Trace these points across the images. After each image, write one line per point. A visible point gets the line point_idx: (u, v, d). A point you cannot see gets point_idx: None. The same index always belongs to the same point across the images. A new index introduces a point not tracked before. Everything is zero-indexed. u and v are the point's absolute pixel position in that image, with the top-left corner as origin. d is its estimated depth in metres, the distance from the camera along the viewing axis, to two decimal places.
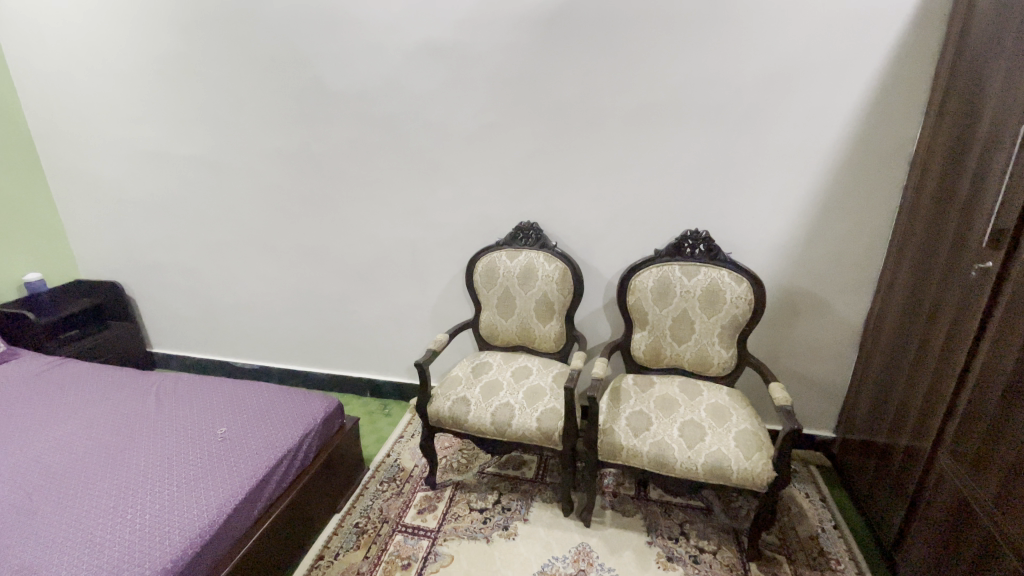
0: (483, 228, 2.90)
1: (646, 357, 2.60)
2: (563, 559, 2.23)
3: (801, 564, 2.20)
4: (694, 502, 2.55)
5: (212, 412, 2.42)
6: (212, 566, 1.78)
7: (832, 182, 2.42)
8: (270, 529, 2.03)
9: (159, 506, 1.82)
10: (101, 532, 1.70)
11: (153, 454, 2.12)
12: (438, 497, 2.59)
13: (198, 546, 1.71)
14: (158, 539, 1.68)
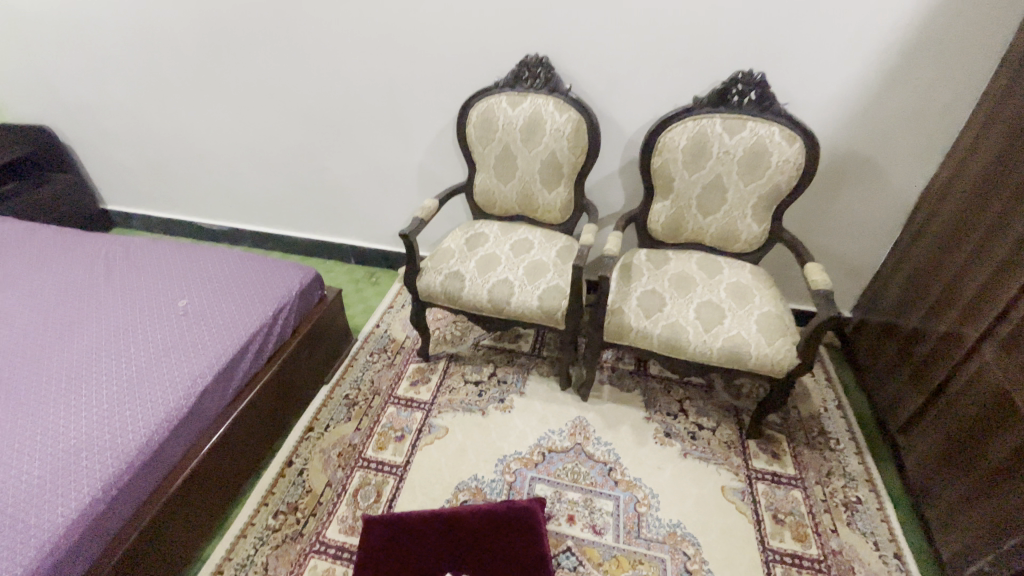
0: (477, 65, 2.32)
1: (664, 230, 2.28)
2: (560, 433, 2.17)
3: (800, 442, 2.18)
4: (696, 379, 2.44)
5: (172, 283, 2.14)
6: (186, 449, 1.65)
7: (938, 8, 1.83)
8: (250, 407, 1.88)
9: (115, 389, 1.63)
10: (52, 418, 1.52)
11: (105, 329, 1.87)
12: (432, 369, 2.48)
13: (163, 434, 1.55)
14: (116, 426, 1.51)
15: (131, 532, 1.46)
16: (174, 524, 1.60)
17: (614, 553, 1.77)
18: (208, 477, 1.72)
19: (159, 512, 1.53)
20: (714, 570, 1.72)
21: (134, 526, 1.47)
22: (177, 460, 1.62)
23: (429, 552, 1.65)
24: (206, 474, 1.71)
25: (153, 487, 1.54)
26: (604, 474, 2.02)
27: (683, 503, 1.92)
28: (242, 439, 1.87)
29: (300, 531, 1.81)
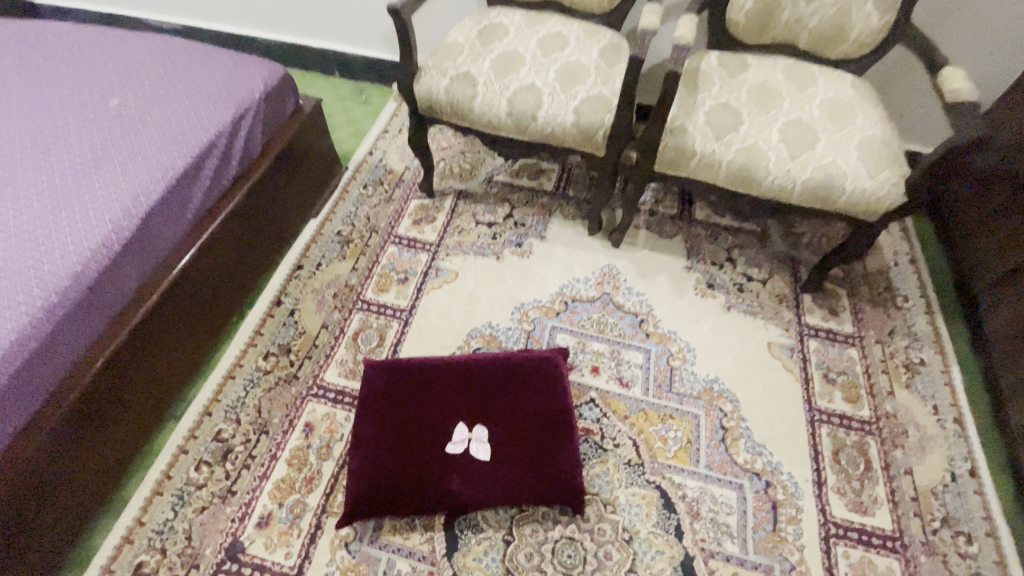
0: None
1: (746, 24, 1.70)
2: (585, 283, 1.86)
3: (863, 299, 1.89)
4: (748, 227, 2.06)
5: (94, 78, 1.64)
6: (139, 285, 1.36)
7: None
8: (215, 238, 1.55)
9: (29, 209, 1.27)
10: None
11: (11, 134, 1.45)
12: (437, 207, 2.09)
13: (99, 264, 1.23)
14: (40, 251, 1.20)
15: (86, 372, 1.24)
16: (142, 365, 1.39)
17: (642, 406, 1.56)
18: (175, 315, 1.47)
19: (115, 352, 1.29)
20: (753, 428, 1.54)
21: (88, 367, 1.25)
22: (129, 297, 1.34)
23: (436, 403, 1.44)
24: (172, 312, 1.45)
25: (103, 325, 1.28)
26: (634, 325, 1.75)
27: (724, 359, 1.69)
28: (212, 275, 1.57)
29: (294, 374, 1.62)
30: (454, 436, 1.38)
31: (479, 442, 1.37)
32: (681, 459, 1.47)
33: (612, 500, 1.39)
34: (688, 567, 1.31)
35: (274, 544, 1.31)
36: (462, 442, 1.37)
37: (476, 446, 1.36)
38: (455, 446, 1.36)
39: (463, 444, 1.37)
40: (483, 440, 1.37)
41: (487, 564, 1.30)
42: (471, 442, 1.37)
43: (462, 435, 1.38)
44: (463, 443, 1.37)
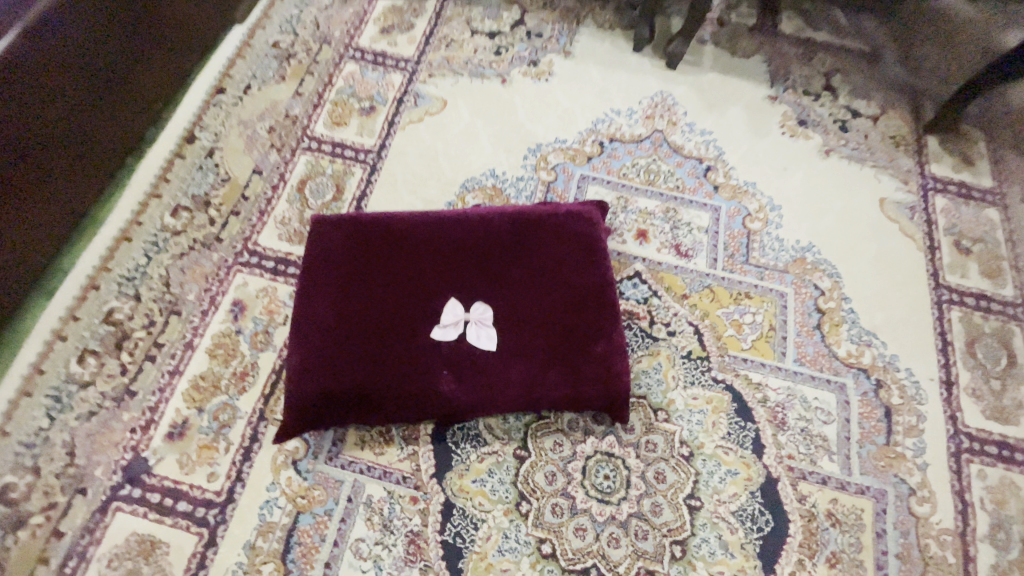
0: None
1: None
2: (629, 117, 1.30)
3: (1006, 144, 1.37)
4: (854, 44, 1.47)
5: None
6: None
7: None
8: (75, 24, 0.97)
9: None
10: None
11: None
12: (415, 11, 1.45)
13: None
14: None
15: None
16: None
17: (707, 283, 1.10)
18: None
19: None
20: (859, 311, 1.11)
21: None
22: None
23: (417, 268, 0.96)
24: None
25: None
26: (697, 176, 1.23)
27: (821, 219, 1.21)
28: (78, 85, 1.02)
29: (215, 236, 1.14)
30: (442, 319, 0.92)
31: (480, 325, 0.91)
32: (761, 351, 1.05)
33: (665, 406, 0.98)
34: (773, 492, 0.93)
35: (191, 463, 0.93)
36: (455, 327, 0.91)
37: (476, 333, 0.91)
38: (446, 333, 0.91)
39: (459, 330, 0.91)
40: (488, 323, 0.91)
41: (493, 489, 0.91)
42: (469, 327, 0.91)
43: (454, 317, 0.91)
44: (457, 328, 0.91)
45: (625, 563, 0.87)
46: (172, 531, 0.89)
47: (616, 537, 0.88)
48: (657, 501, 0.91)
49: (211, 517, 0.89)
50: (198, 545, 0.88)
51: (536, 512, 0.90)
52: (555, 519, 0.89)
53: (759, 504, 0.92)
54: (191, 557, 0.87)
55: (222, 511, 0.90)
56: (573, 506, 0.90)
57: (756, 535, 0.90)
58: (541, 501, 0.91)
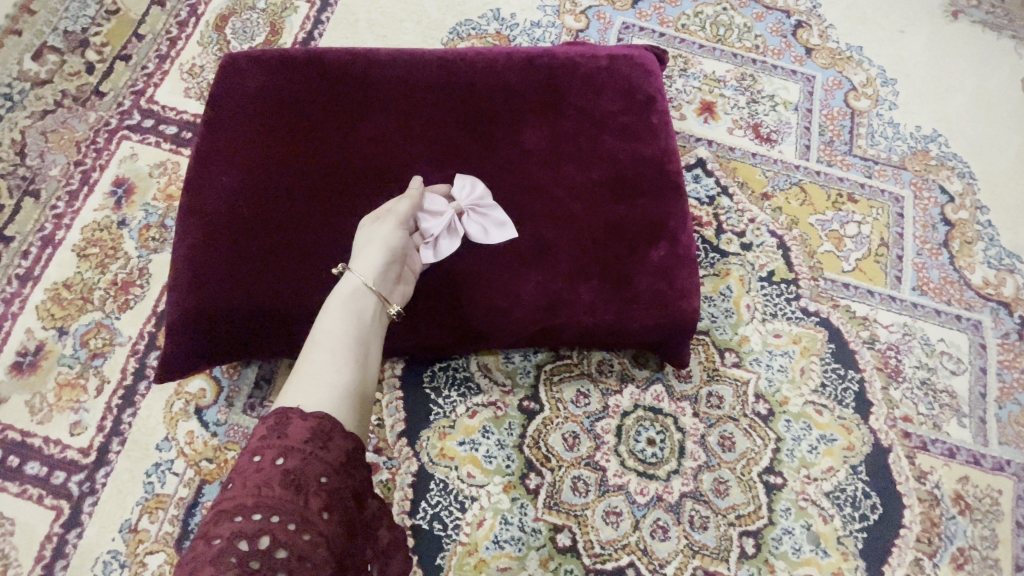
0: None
1: None
2: None
3: None
4: None
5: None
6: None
7: None
8: None
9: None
10: None
11: None
12: None
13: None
14: None
15: None
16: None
17: (797, 179, 0.79)
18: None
19: None
20: (998, 226, 0.80)
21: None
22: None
23: (379, 127, 0.62)
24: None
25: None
26: (784, 35, 0.88)
27: (947, 101, 0.88)
28: None
29: (94, 88, 0.78)
30: (424, 226, 0.59)
31: (486, 212, 0.59)
32: (868, 275, 0.74)
33: (736, 346, 0.69)
34: (882, 467, 0.66)
35: (46, 408, 0.64)
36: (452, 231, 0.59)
37: (482, 226, 0.59)
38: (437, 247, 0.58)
39: (457, 234, 0.59)
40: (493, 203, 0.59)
41: (488, 455, 0.63)
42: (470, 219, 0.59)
43: (434, 225, 0.58)
44: (453, 231, 0.59)
45: (675, 563, 0.61)
46: (15, 504, 0.61)
47: (663, 526, 0.62)
48: (722, 478, 0.64)
49: (74, 486, 0.61)
50: (55, 525, 0.60)
51: (550, 488, 0.62)
52: (577, 499, 0.62)
53: (863, 484, 0.65)
54: (43, 543, 0.60)
55: (91, 478, 0.61)
56: (603, 481, 0.63)
57: (859, 526, 0.64)
58: (557, 473, 0.63)
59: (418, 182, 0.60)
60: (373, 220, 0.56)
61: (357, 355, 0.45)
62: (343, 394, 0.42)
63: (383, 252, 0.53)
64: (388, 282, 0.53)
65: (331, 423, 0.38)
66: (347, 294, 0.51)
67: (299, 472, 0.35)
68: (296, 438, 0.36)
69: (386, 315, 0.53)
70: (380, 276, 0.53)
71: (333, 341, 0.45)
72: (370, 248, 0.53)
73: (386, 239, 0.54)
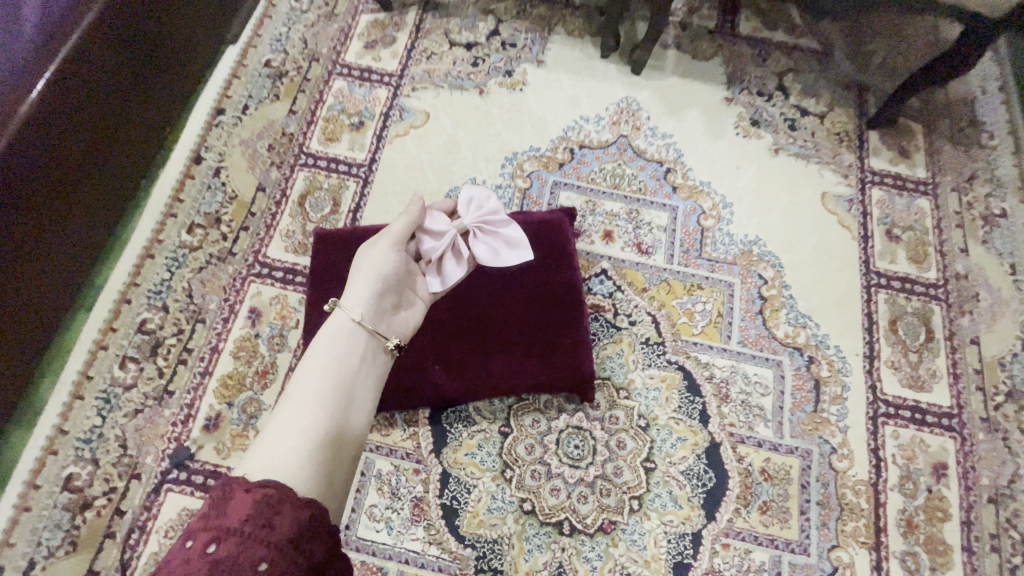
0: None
1: None
2: (597, 122, 1.42)
3: (938, 137, 1.52)
4: (807, 44, 1.57)
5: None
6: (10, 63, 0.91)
7: None
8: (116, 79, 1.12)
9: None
10: None
11: None
12: (396, 27, 1.54)
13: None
14: None
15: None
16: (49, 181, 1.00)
17: (665, 276, 1.27)
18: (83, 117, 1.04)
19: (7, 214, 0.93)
20: (797, 297, 1.28)
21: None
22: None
23: None
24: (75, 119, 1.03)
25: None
26: (658, 178, 1.37)
27: (768, 214, 1.36)
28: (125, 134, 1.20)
29: (229, 250, 1.28)
30: (428, 253, 0.95)
31: (486, 237, 0.96)
32: (709, 335, 1.22)
33: (626, 385, 1.17)
34: (715, 454, 1.12)
35: (227, 449, 1.11)
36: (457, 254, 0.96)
37: (483, 247, 0.95)
38: (445, 268, 0.95)
39: (459, 258, 0.95)
40: (486, 230, 0.96)
41: (482, 460, 1.10)
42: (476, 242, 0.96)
43: (439, 251, 0.94)
44: (458, 254, 0.95)
45: (592, 516, 1.06)
46: None
47: (584, 494, 1.08)
48: (619, 465, 1.10)
49: None
50: None
51: (517, 477, 1.08)
52: (534, 482, 1.08)
53: (704, 465, 1.11)
54: None
55: None
56: (549, 471, 1.09)
57: (701, 489, 1.09)
58: (521, 468, 1.09)
59: (418, 213, 0.94)
60: (367, 255, 0.91)
61: (321, 406, 0.74)
62: (306, 437, 0.71)
63: (379, 274, 0.89)
64: (383, 306, 0.89)
65: (268, 506, 0.62)
66: (326, 353, 0.80)
67: (226, 562, 0.57)
68: (230, 531, 0.59)
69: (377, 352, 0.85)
70: (372, 304, 0.87)
71: (304, 398, 0.74)
72: (371, 276, 0.88)
73: (377, 273, 0.89)
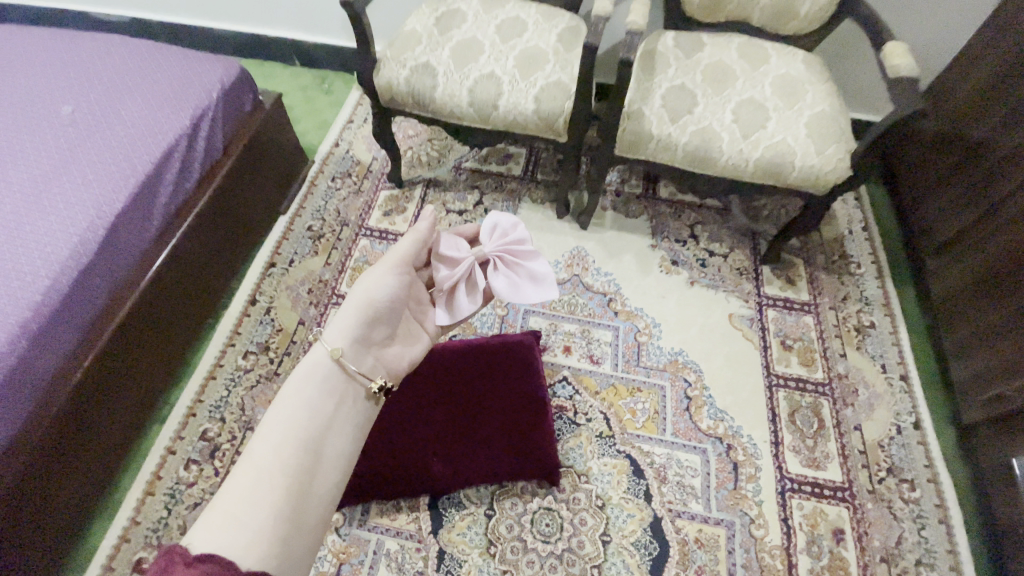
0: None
1: (702, 7, 1.70)
2: (556, 265, 1.91)
3: (818, 267, 1.97)
4: (710, 202, 2.10)
5: (21, 66, 1.64)
6: (161, 229, 1.53)
7: None
8: (193, 250, 1.64)
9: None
10: (32, 222, 1.28)
11: (11, 149, 1.42)
12: (406, 198, 2.08)
13: (112, 218, 1.35)
14: (36, 244, 1.25)
15: (85, 357, 1.32)
16: (146, 325, 1.49)
17: (612, 381, 1.67)
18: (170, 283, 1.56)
19: (107, 350, 1.37)
20: (715, 395, 1.66)
21: (87, 352, 1.33)
22: (147, 246, 1.49)
23: (422, 391, 1.48)
24: (182, 271, 1.60)
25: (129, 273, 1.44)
26: (603, 305, 1.83)
27: (689, 331, 1.79)
28: (196, 289, 1.67)
29: (275, 371, 1.66)
30: (441, 280, 1.10)
31: (506, 271, 1.07)
32: (648, 428, 1.59)
33: (586, 471, 1.50)
34: (657, 527, 1.42)
35: None
36: (471, 284, 1.11)
37: (503, 278, 1.06)
38: (459, 297, 1.10)
39: (478, 286, 1.08)
40: (507, 262, 1.07)
41: (472, 537, 1.38)
42: (496, 274, 1.08)
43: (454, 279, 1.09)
44: (477, 283, 1.09)
45: None
46: None
47: (554, 564, 1.35)
48: (581, 539, 1.39)
49: None
50: None
51: (500, 551, 1.36)
52: (513, 555, 1.35)
53: (649, 536, 1.40)
54: None
55: None
56: (525, 545, 1.37)
57: (647, 556, 1.37)
58: (503, 544, 1.37)
59: (422, 231, 1.11)
60: (371, 274, 1.06)
61: (280, 468, 0.83)
62: (266, 499, 0.79)
63: (378, 299, 1.04)
64: (371, 338, 1.03)
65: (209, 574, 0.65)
66: (289, 415, 0.89)
67: None
68: None
69: (345, 409, 0.95)
70: (358, 338, 1.00)
71: (262, 462, 0.82)
72: (366, 302, 1.03)
73: (368, 301, 1.03)
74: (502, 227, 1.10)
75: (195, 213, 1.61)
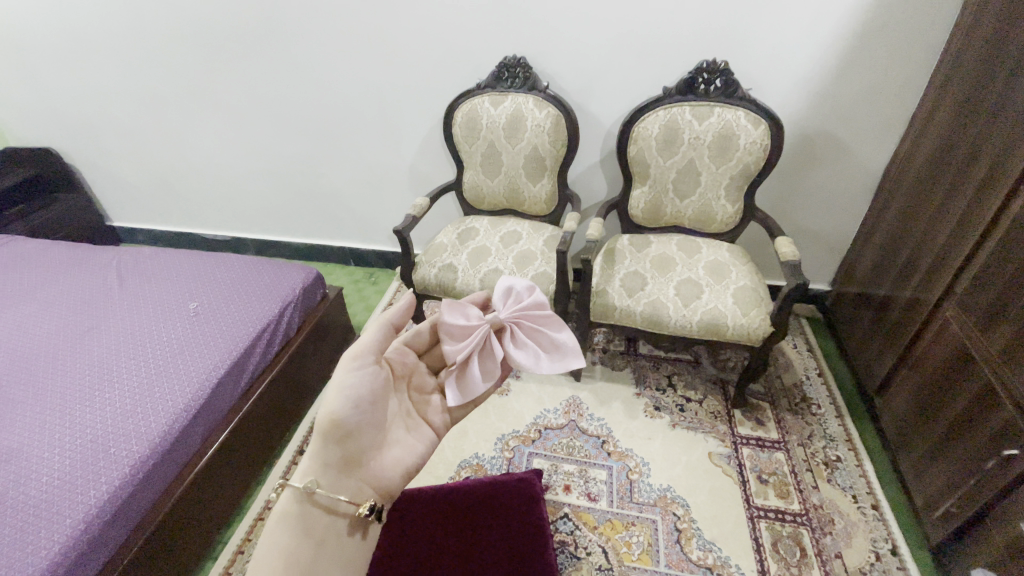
0: (453, 59, 2.40)
1: (645, 218, 2.39)
2: (555, 412, 2.27)
3: (783, 409, 2.28)
4: (682, 356, 2.53)
5: (167, 277, 2.35)
6: (245, 389, 1.99)
7: (875, 11, 1.97)
8: (264, 408, 2.07)
9: (86, 379, 1.79)
10: (160, 387, 1.76)
11: (154, 334, 1.99)
12: None
13: (212, 384, 1.82)
14: (160, 403, 1.70)
15: (172, 494, 1.66)
16: (219, 470, 1.85)
17: (608, 516, 1.88)
18: (242, 435, 1.96)
19: (190, 488, 1.71)
20: (702, 527, 1.84)
21: (170, 495, 1.66)
22: (229, 407, 1.92)
23: (442, 522, 1.73)
24: (252, 425, 2.01)
25: (216, 424, 1.85)
26: (597, 446, 2.12)
27: (674, 468, 2.03)
28: (260, 440, 2.06)
29: None
30: (456, 354, 1.27)
31: (525, 344, 1.26)
32: (643, 560, 1.74)
33: None
34: None
35: None
36: (489, 350, 1.28)
37: (522, 349, 1.25)
38: (474, 367, 1.26)
39: (496, 354, 1.27)
40: (523, 338, 1.26)
41: None
42: (513, 346, 1.26)
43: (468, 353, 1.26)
44: (495, 352, 1.26)
45: None
46: None
47: None
48: None
49: None
50: None
51: None
52: None
53: None
54: None
55: None
56: None
57: None
58: None
59: (404, 303, 1.25)
60: (332, 384, 1.17)
61: None
62: None
63: (348, 408, 1.16)
64: (348, 455, 1.18)
65: None
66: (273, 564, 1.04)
67: None
68: None
69: (324, 550, 1.11)
70: (328, 470, 1.16)
71: None
72: (331, 418, 1.15)
73: (333, 418, 1.15)
74: (518, 291, 1.32)
75: (268, 377, 2.09)
